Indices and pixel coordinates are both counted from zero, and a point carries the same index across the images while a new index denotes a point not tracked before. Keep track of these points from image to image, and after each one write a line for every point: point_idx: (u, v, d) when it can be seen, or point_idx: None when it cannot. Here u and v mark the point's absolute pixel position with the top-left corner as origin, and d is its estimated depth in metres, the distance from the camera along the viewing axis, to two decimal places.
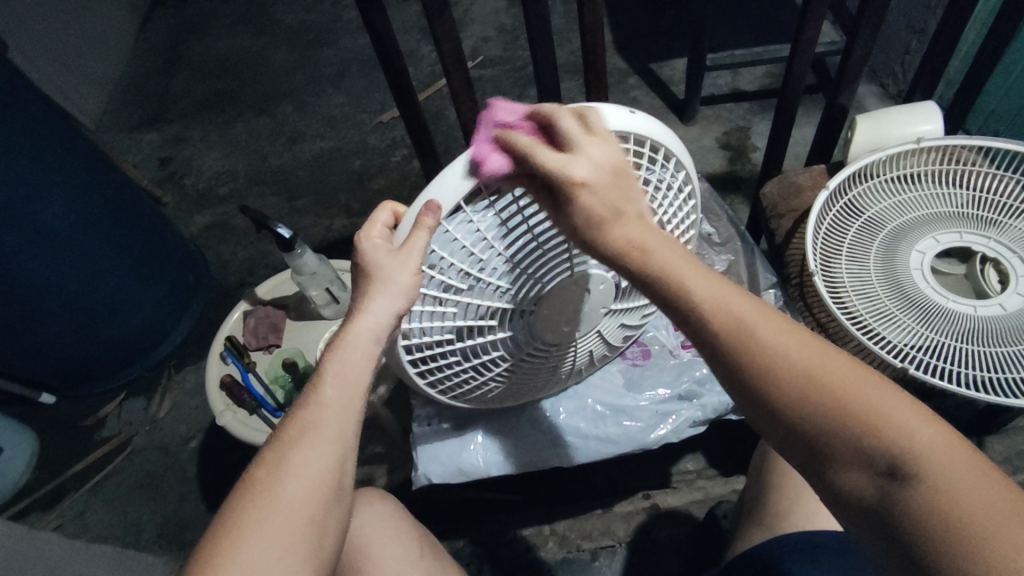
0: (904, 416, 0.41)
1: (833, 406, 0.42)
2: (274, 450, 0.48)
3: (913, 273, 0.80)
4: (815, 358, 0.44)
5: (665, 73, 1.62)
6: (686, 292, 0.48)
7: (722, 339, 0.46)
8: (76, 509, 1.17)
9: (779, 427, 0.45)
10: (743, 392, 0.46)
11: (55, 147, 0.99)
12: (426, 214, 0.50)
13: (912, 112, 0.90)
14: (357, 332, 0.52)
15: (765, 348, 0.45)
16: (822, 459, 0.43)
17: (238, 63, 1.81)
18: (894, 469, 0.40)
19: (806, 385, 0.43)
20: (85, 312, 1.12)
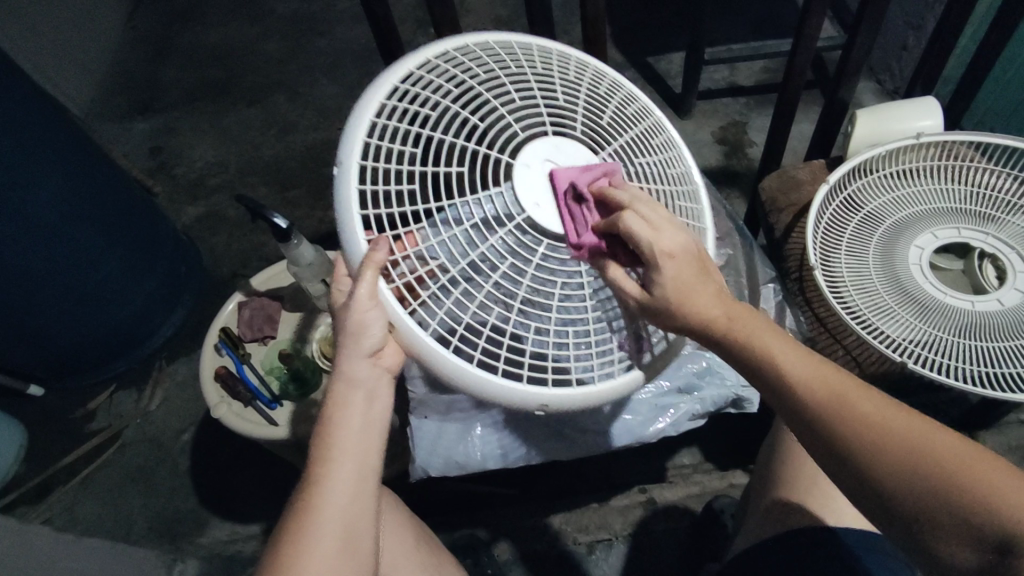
0: (1018, 489, 0.39)
1: (935, 478, 0.41)
2: (308, 487, 0.54)
3: (913, 269, 0.80)
4: (909, 429, 0.44)
5: (662, 67, 1.61)
6: (789, 374, 0.48)
7: (805, 402, 0.47)
8: (66, 502, 1.16)
9: (879, 506, 0.44)
10: (837, 465, 0.46)
11: (41, 133, 0.97)
12: (376, 250, 0.50)
13: (913, 108, 0.90)
14: (354, 366, 0.56)
15: (856, 415, 0.45)
16: (926, 537, 0.42)
17: (230, 52, 1.79)
18: (1006, 544, 0.39)
19: (907, 453, 0.43)
20: (76, 304, 1.10)
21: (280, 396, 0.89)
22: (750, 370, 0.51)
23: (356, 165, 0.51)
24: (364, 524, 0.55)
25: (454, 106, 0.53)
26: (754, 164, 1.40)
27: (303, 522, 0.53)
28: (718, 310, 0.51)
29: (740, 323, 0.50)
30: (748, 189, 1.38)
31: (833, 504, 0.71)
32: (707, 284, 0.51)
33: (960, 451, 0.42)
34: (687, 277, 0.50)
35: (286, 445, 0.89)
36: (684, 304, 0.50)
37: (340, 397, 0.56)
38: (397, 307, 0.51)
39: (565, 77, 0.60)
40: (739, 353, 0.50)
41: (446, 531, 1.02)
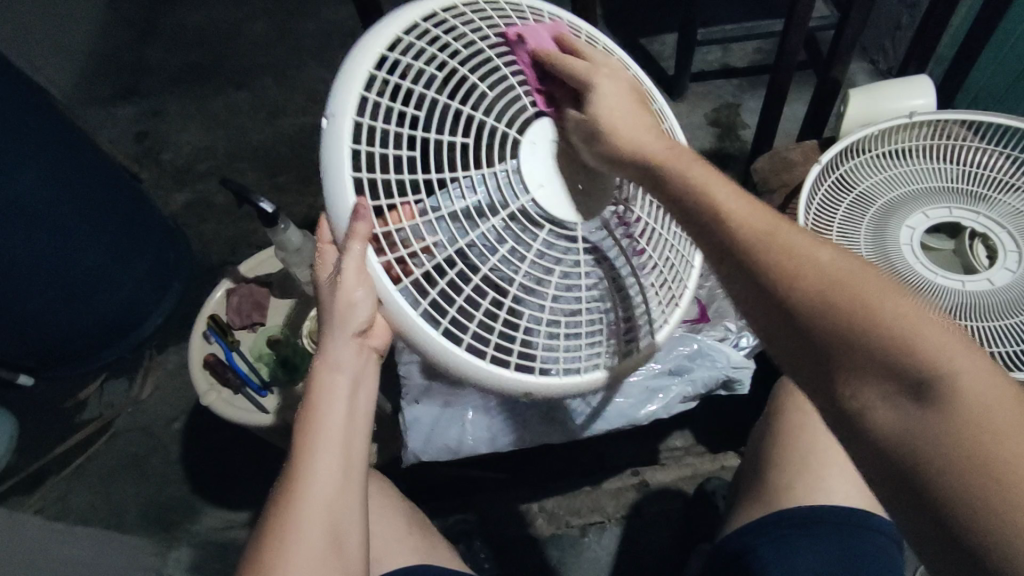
0: (935, 330, 0.38)
1: (867, 318, 0.39)
2: (291, 476, 0.54)
3: (905, 248, 0.80)
4: (843, 266, 0.42)
5: (655, 48, 1.59)
6: (711, 194, 0.48)
7: (734, 232, 0.46)
8: (58, 492, 1.16)
9: (812, 359, 0.42)
10: (766, 298, 0.43)
11: (23, 117, 0.94)
12: (359, 221, 0.47)
13: (906, 87, 0.89)
14: (337, 351, 0.56)
15: (781, 246, 0.44)
16: (849, 385, 0.40)
17: (215, 35, 1.75)
18: (924, 388, 0.37)
19: (826, 285, 0.41)
20: (63, 292, 1.09)
21: (269, 383, 0.89)
22: (679, 207, 0.50)
23: (351, 121, 0.47)
24: (351, 514, 0.55)
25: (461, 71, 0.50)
26: (747, 146, 1.40)
27: (288, 512, 0.53)
28: (662, 145, 0.52)
29: (669, 153, 0.52)
30: (740, 171, 1.37)
31: (823, 484, 0.72)
32: (640, 123, 0.53)
33: (879, 287, 0.41)
34: (614, 108, 0.53)
35: (280, 432, 0.89)
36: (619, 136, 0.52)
37: (323, 387, 0.56)
38: (385, 279, 0.49)
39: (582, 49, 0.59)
40: (670, 188, 0.50)
41: (437, 516, 1.02)
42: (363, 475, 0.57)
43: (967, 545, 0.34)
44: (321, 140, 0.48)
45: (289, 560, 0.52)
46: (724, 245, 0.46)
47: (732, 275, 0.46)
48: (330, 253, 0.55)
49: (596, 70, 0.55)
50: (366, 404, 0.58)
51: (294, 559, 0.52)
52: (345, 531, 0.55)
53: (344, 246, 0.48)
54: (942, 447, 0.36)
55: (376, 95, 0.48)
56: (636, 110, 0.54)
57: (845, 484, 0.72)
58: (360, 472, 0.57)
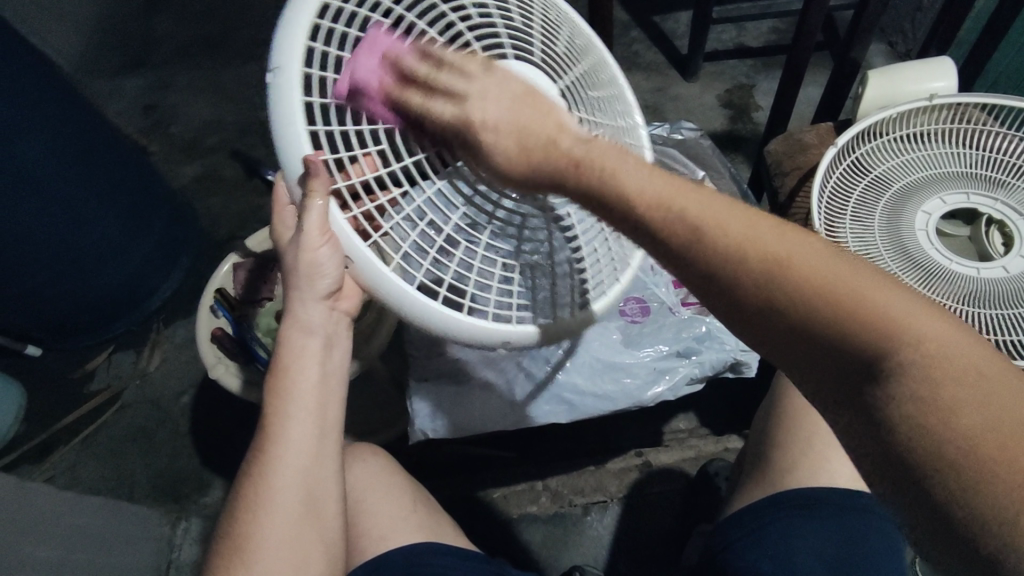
0: (886, 301, 0.37)
1: (814, 302, 0.37)
2: (266, 437, 0.54)
3: (919, 233, 0.78)
4: (783, 248, 0.39)
5: (668, 26, 1.56)
6: (628, 192, 0.42)
7: (687, 245, 0.40)
8: (67, 461, 1.17)
9: (771, 342, 0.40)
10: (711, 289, 0.41)
11: (29, 85, 0.93)
12: (314, 176, 0.45)
13: (926, 69, 0.87)
14: (305, 311, 0.55)
15: (741, 257, 0.39)
16: (813, 365, 0.39)
17: (222, 6, 1.72)
18: (882, 367, 0.36)
19: (768, 274, 0.39)
20: (72, 264, 1.09)
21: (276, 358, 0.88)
22: (609, 216, 0.44)
23: (300, 71, 0.44)
24: (326, 479, 0.56)
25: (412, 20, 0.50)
26: (759, 129, 1.38)
27: (264, 472, 0.54)
28: (573, 146, 0.44)
29: (581, 151, 0.44)
30: (752, 154, 1.36)
31: (827, 467, 0.72)
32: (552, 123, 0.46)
33: (837, 278, 0.37)
34: (510, 131, 0.45)
35: None
36: (528, 158, 0.45)
37: (294, 353, 0.55)
38: (354, 237, 0.47)
39: (524, 4, 0.58)
40: (592, 196, 0.44)
41: (440, 492, 1.03)
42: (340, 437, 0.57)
43: (965, 536, 0.33)
44: (268, 96, 0.44)
45: (268, 524, 0.53)
46: (678, 260, 0.41)
47: (672, 266, 0.43)
48: (290, 213, 0.56)
49: (466, 94, 0.45)
50: (338, 366, 0.58)
51: (272, 520, 0.53)
52: (321, 496, 0.55)
53: (303, 205, 0.46)
54: (924, 443, 0.34)
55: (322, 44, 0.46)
56: (535, 116, 0.46)
57: (848, 470, 0.72)
58: (336, 433, 0.57)
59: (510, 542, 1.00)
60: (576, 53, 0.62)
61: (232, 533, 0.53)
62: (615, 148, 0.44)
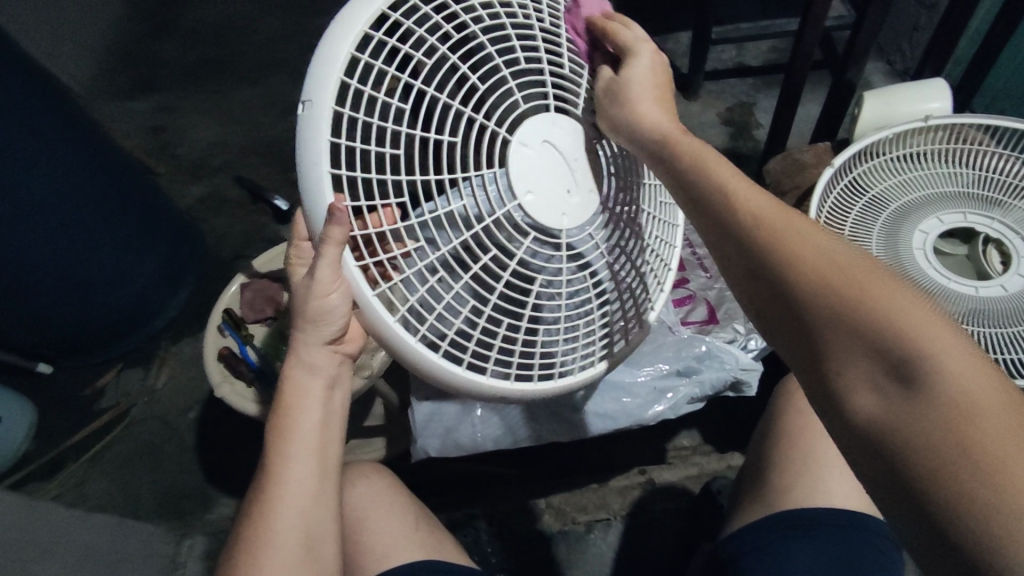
0: (919, 317, 0.41)
1: (849, 301, 0.42)
2: (268, 476, 0.55)
3: (917, 253, 0.79)
4: (834, 250, 0.44)
5: (668, 46, 1.58)
6: (716, 179, 0.50)
7: (740, 217, 0.47)
8: (75, 479, 1.19)
9: (798, 334, 0.45)
10: (756, 272, 0.46)
11: (42, 112, 0.96)
12: (334, 226, 0.44)
13: (921, 89, 0.88)
14: (307, 352, 0.56)
15: (790, 240, 0.45)
16: (829, 364, 0.43)
17: (230, 29, 1.76)
18: (904, 374, 0.40)
19: (817, 268, 0.43)
20: (82, 284, 1.11)
21: None
22: (687, 185, 0.52)
23: (330, 110, 0.43)
24: (324, 517, 0.56)
25: (452, 58, 0.47)
26: (760, 146, 1.40)
27: (265, 511, 0.54)
28: (673, 133, 0.53)
29: (690, 143, 0.53)
30: (753, 172, 1.37)
31: (826, 487, 0.72)
32: (663, 110, 0.55)
33: (874, 284, 0.42)
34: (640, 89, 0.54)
35: None
36: (636, 114, 0.53)
37: (296, 391, 0.56)
38: (365, 287, 0.47)
39: (570, 44, 0.55)
40: (679, 166, 0.52)
41: (444, 510, 1.03)
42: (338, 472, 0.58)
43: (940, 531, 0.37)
44: (297, 127, 0.44)
45: (266, 565, 0.53)
46: (729, 231, 0.48)
47: (731, 248, 0.48)
48: (308, 249, 0.57)
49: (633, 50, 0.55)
50: (338, 404, 0.59)
51: (270, 561, 0.53)
52: (319, 536, 0.56)
53: (318, 250, 0.46)
54: (921, 440, 0.38)
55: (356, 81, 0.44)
56: (660, 98, 0.55)
57: (847, 488, 0.72)
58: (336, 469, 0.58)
59: (513, 561, 1.00)
60: None
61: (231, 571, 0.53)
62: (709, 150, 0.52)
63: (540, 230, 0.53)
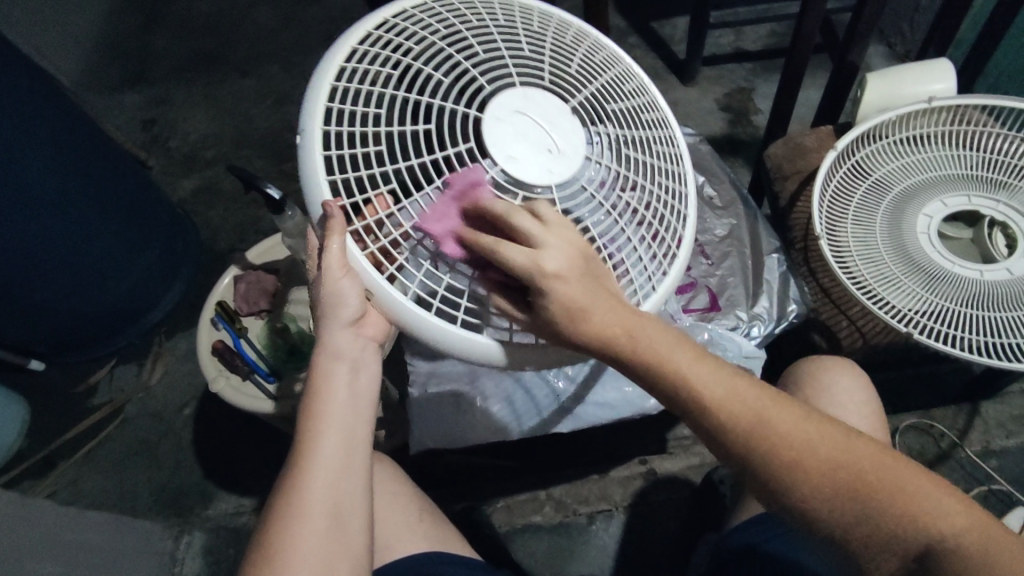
0: (909, 482, 0.47)
1: (862, 495, 0.46)
2: (297, 464, 0.54)
3: (921, 237, 0.78)
4: (825, 443, 0.47)
5: (666, 32, 1.56)
6: (699, 394, 0.48)
7: (741, 441, 0.48)
8: (71, 476, 1.17)
9: (823, 534, 0.48)
10: (774, 493, 0.48)
11: (29, 103, 0.93)
12: (332, 218, 0.46)
13: (925, 70, 0.87)
14: (335, 338, 0.54)
15: (790, 454, 0.47)
16: (862, 555, 0.47)
17: (221, 19, 1.73)
18: (923, 550, 0.46)
19: (820, 475, 0.47)
20: (74, 280, 1.09)
21: (278, 370, 0.89)
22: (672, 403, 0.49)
23: (319, 132, 0.48)
24: (354, 502, 0.55)
25: (415, 64, 0.49)
26: (759, 133, 1.38)
27: (293, 499, 0.53)
28: (620, 327, 0.47)
29: (648, 340, 0.48)
30: (752, 158, 1.35)
31: None
32: (607, 301, 0.47)
33: (872, 472, 0.47)
34: (575, 294, 0.46)
35: (288, 419, 0.88)
36: (581, 327, 0.47)
37: (326, 373, 0.55)
38: (373, 273, 0.48)
39: (529, 28, 0.55)
40: (652, 379, 0.48)
41: (445, 502, 1.03)
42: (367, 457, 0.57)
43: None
44: (298, 155, 0.48)
45: (295, 555, 0.52)
46: (736, 453, 0.48)
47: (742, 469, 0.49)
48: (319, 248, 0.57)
49: (539, 245, 0.46)
50: (367, 393, 0.57)
51: (300, 551, 0.52)
52: (348, 520, 0.55)
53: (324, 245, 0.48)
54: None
55: (337, 105, 0.49)
56: (592, 280, 0.47)
57: None
58: (363, 456, 0.56)
59: (517, 553, 0.99)
60: (596, 63, 0.58)
61: (258, 562, 0.52)
62: (669, 342, 0.48)
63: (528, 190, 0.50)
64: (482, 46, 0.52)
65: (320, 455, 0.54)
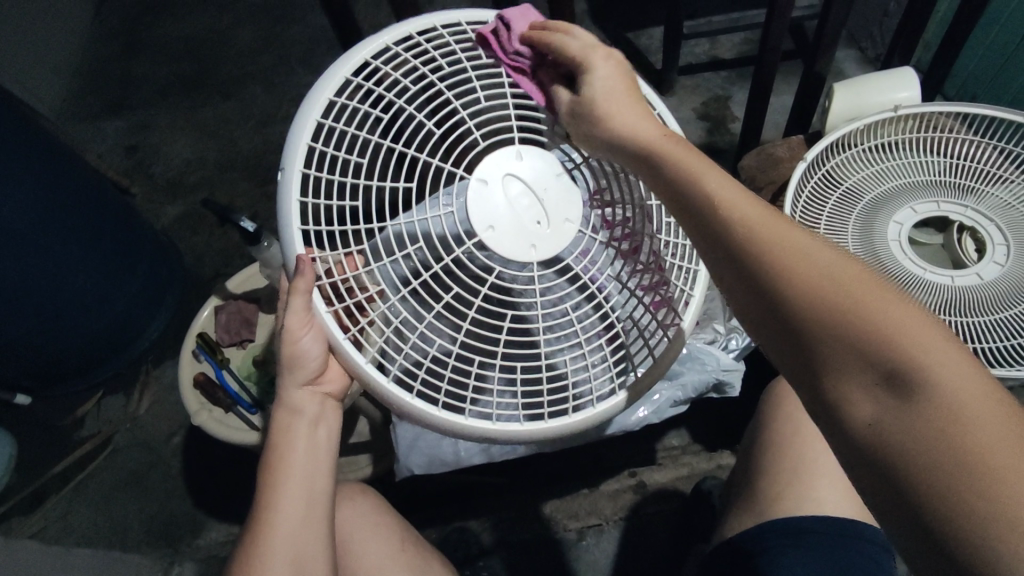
0: (917, 323, 0.39)
1: (851, 312, 0.40)
2: (258, 521, 0.54)
3: (893, 244, 0.79)
4: (834, 259, 0.42)
5: (642, 42, 1.58)
6: (698, 181, 0.46)
7: (730, 223, 0.44)
8: (60, 510, 1.16)
9: (799, 357, 0.42)
10: (757, 291, 0.43)
11: (7, 139, 0.94)
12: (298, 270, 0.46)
13: (891, 79, 0.88)
14: (288, 394, 0.56)
15: (783, 250, 0.42)
16: (825, 376, 0.41)
17: (202, 42, 1.72)
18: (900, 382, 0.38)
19: (808, 281, 0.41)
20: (59, 313, 1.09)
21: (261, 401, 0.89)
22: (673, 199, 0.48)
23: (300, 174, 0.46)
24: (317, 557, 0.55)
25: (409, 109, 0.48)
26: (736, 140, 1.39)
27: (255, 555, 0.53)
28: (640, 128, 0.49)
29: (664, 141, 0.49)
30: (730, 166, 1.37)
31: (821, 491, 0.71)
32: (638, 112, 0.50)
33: (882, 304, 0.39)
34: (606, 90, 0.51)
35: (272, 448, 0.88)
36: (604, 120, 0.50)
37: (283, 428, 0.56)
38: (337, 330, 0.48)
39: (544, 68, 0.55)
40: (666, 171, 0.48)
41: (436, 525, 1.03)
42: (328, 507, 0.57)
43: (935, 538, 0.36)
44: (274, 192, 0.46)
45: None
46: (722, 240, 0.45)
47: (726, 262, 0.45)
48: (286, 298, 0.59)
49: (587, 55, 0.51)
50: (323, 446, 0.58)
51: None
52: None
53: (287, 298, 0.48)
54: (914, 441, 0.37)
55: (321, 145, 0.46)
56: (628, 91, 0.51)
57: (837, 492, 0.71)
58: (325, 509, 0.57)
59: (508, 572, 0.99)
60: None
61: None
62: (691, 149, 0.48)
63: (505, 263, 0.52)
64: (485, 93, 0.52)
65: (281, 510, 0.54)
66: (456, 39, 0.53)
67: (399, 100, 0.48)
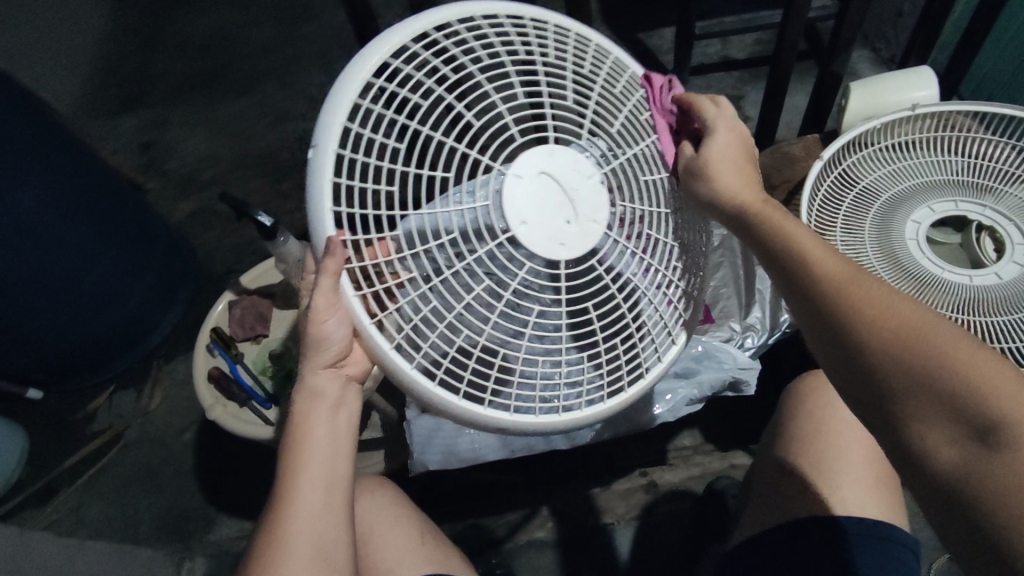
0: (988, 367, 0.46)
1: (929, 357, 0.47)
2: (280, 500, 0.54)
3: (910, 243, 0.79)
4: (914, 311, 0.49)
5: (654, 43, 1.58)
6: (796, 246, 0.55)
7: (820, 280, 0.53)
8: (72, 504, 1.17)
9: (873, 395, 0.50)
10: (838, 338, 0.51)
11: (26, 133, 0.95)
12: (330, 251, 0.46)
13: (908, 77, 0.88)
14: (311, 374, 0.56)
15: (867, 302, 0.50)
16: (897, 415, 0.49)
17: (216, 39, 1.73)
18: (973, 418, 0.45)
19: (890, 329, 0.49)
20: (75, 306, 1.10)
21: (275, 396, 0.90)
22: (775, 258, 0.56)
23: (333, 153, 0.46)
24: (337, 537, 0.55)
25: (446, 97, 0.48)
26: None
27: (277, 531, 0.53)
28: (741, 191, 0.57)
29: (767, 209, 0.57)
30: None
31: (841, 490, 0.71)
32: (745, 176, 0.58)
33: (955, 351, 0.47)
34: (722, 151, 0.57)
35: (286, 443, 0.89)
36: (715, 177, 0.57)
37: (304, 410, 0.56)
38: (362, 315, 0.48)
39: (578, 63, 0.55)
40: (763, 235, 0.56)
41: (447, 522, 1.03)
42: (349, 488, 0.57)
43: (996, 547, 0.43)
44: (306, 170, 0.46)
45: None
46: (812, 295, 0.53)
47: (814, 312, 0.53)
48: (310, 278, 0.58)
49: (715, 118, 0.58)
50: (344, 428, 0.58)
51: None
52: (335, 560, 0.55)
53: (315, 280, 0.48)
54: (972, 465, 0.45)
55: (356, 126, 0.46)
56: (739, 154, 0.58)
57: (858, 492, 0.70)
58: (347, 490, 0.57)
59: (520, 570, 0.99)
60: (638, 119, 0.59)
61: None
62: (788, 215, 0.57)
63: (535, 257, 0.52)
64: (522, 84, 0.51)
65: (302, 490, 0.55)
66: (494, 27, 0.52)
67: (435, 86, 0.48)
